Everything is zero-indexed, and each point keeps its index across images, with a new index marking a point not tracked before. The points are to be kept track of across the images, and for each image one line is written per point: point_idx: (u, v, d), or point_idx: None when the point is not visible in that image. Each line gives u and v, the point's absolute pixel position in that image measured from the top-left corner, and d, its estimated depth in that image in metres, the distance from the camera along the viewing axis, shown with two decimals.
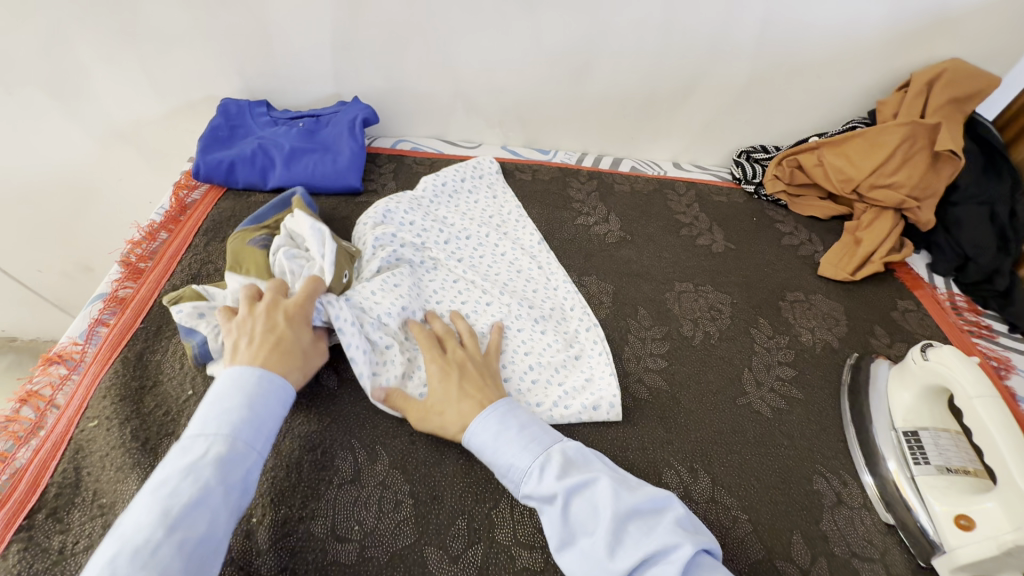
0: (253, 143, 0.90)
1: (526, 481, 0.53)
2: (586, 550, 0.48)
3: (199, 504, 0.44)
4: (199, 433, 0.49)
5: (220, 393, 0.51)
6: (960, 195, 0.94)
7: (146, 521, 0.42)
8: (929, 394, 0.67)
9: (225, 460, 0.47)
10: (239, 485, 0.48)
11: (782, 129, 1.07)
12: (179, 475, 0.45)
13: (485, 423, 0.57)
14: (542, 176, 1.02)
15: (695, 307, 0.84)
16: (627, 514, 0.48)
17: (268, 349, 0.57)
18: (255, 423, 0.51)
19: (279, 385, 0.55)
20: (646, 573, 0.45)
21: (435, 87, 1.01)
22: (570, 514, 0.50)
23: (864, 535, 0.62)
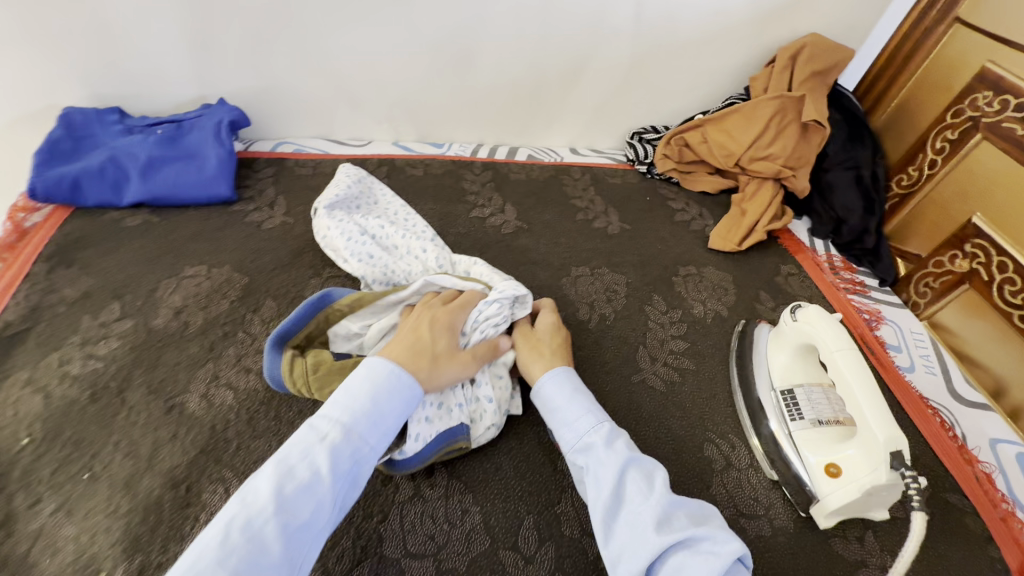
0: (102, 154, 0.81)
1: (588, 436, 0.55)
2: (633, 520, 0.49)
3: (309, 487, 0.44)
4: (325, 415, 0.49)
5: (350, 381, 0.51)
6: (830, 162, 1.00)
7: (265, 494, 0.42)
8: (801, 353, 0.70)
9: (337, 455, 0.46)
10: (349, 479, 0.47)
11: (669, 109, 1.10)
12: (299, 455, 0.45)
13: (558, 386, 0.60)
14: (435, 170, 0.99)
15: (591, 290, 0.85)
16: (675, 504, 0.50)
17: (408, 345, 0.56)
18: (372, 414, 0.50)
19: (408, 385, 0.53)
20: (682, 557, 0.46)
21: (311, 84, 0.95)
22: (625, 483, 0.51)
23: (751, 494, 0.64)
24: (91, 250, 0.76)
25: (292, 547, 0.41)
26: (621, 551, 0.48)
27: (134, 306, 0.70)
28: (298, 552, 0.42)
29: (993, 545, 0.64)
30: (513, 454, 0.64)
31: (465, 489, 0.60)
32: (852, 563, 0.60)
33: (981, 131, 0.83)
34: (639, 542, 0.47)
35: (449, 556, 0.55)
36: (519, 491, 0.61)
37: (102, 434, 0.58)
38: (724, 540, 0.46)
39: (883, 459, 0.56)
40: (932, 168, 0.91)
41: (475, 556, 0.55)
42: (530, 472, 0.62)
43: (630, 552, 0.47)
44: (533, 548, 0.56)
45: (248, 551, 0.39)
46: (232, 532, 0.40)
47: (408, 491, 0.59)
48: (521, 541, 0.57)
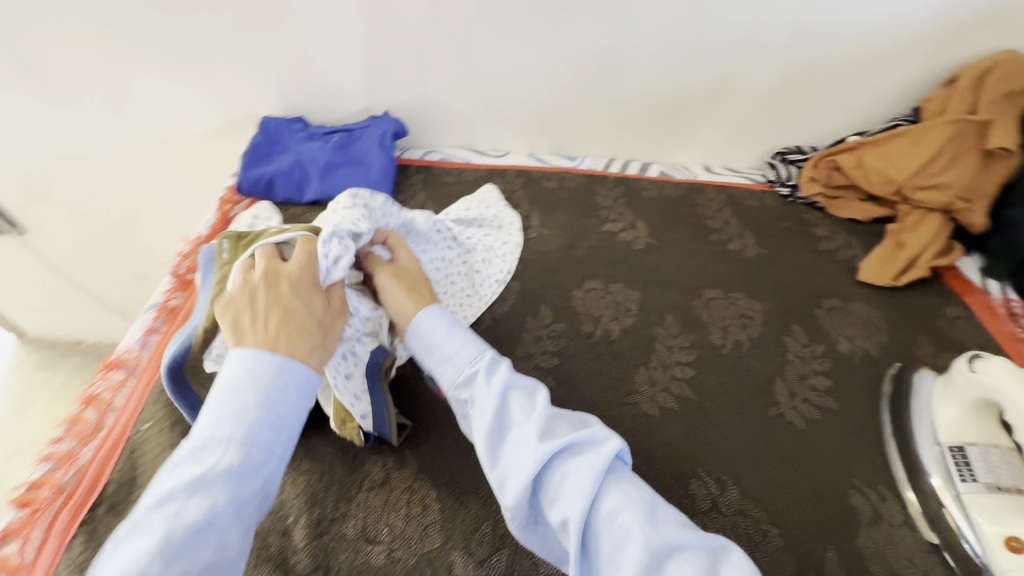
0: (291, 158, 0.94)
1: (464, 369, 0.56)
2: (516, 439, 0.51)
3: (209, 523, 0.40)
4: (225, 420, 0.45)
5: (219, 387, 0.47)
6: (1018, 195, 0.86)
7: (153, 543, 0.38)
8: (976, 408, 0.64)
9: (244, 458, 0.44)
10: (258, 495, 0.44)
11: (819, 129, 1.04)
12: (187, 488, 0.41)
13: (435, 319, 0.60)
14: (569, 183, 1.02)
15: (725, 315, 0.83)
16: (552, 416, 0.53)
17: (282, 323, 0.52)
18: (271, 424, 0.46)
19: (302, 376, 0.50)
20: (567, 470, 0.49)
21: (463, 99, 1.03)
22: (506, 404, 0.54)
23: (904, 553, 0.59)
24: None
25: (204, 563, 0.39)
26: (507, 469, 0.50)
27: None
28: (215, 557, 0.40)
29: None
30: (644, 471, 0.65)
31: None
32: None
33: None
34: (522, 456, 0.49)
35: None
36: None
37: None
38: (602, 440, 0.50)
39: None
40: None
41: None
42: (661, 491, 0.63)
43: (515, 464, 0.49)
44: None
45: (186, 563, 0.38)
46: None
47: None
48: None
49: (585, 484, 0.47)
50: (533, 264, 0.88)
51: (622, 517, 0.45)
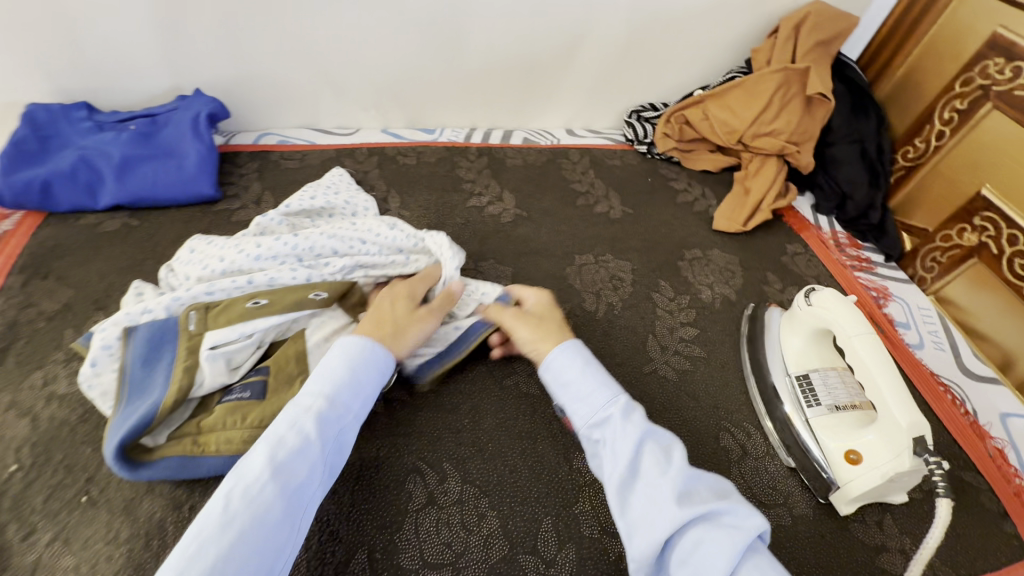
0: (72, 155, 0.76)
1: (606, 412, 0.53)
2: (651, 494, 0.47)
3: (300, 454, 0.45)
4: (306, 392, 0.50)
5: (328, 360, 0.52)
6: (835, 136, 0.97)
7: (259, 462, 0.43)
8: (815, 337, 0.69)
9: (330, 411, 0.49)
10: (334, 448, 0.48)
11: (669, 84, 1.06)
12: (286, 426, 0.46)
13: (568, 357, 0.58)
14: (428, 158, 0.95)
15: (597, 280, 0.82)
16: (692, 477, 0.49)
17: (371, 321, 0.57)
18: (352, 386, 0.51)
19: (382, 355, 0.54)
20: (701, 531, 0.45)
21: (292, 71, 0.89)
22: (640, 455, 0.50)
23: (769, 483, 0.63)
24: (70, 258, 0.72)
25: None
26: (638, 522, 0.47)
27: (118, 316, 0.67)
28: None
29: (1008, 521, 0.64)
30: (527, 454, 0.62)
31: (480, 493, 0.58)
32: (872, 548, 0.60)
33: (991, 99, 0.80)
34: (656, 514, 0.46)
35: (468, 564, 0.53)
36: (535, 492, 0.59)
37: (96, 456, 0.55)
38: (745, 515, 0.45)
39: (904, 446, 0.55)
40: (940, 139, 0.89)
41: (495, 562, 0.54)
42: (545, 472, 0.61)
43: (648, 524, 0.46)
44: (553, 551, 0.55)
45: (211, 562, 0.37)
46: (233, 500, 0.41)
47: (421, 497, 0.57)
48: (541, 546, 0.55)
49: (723, 556, 0.42)
50: None
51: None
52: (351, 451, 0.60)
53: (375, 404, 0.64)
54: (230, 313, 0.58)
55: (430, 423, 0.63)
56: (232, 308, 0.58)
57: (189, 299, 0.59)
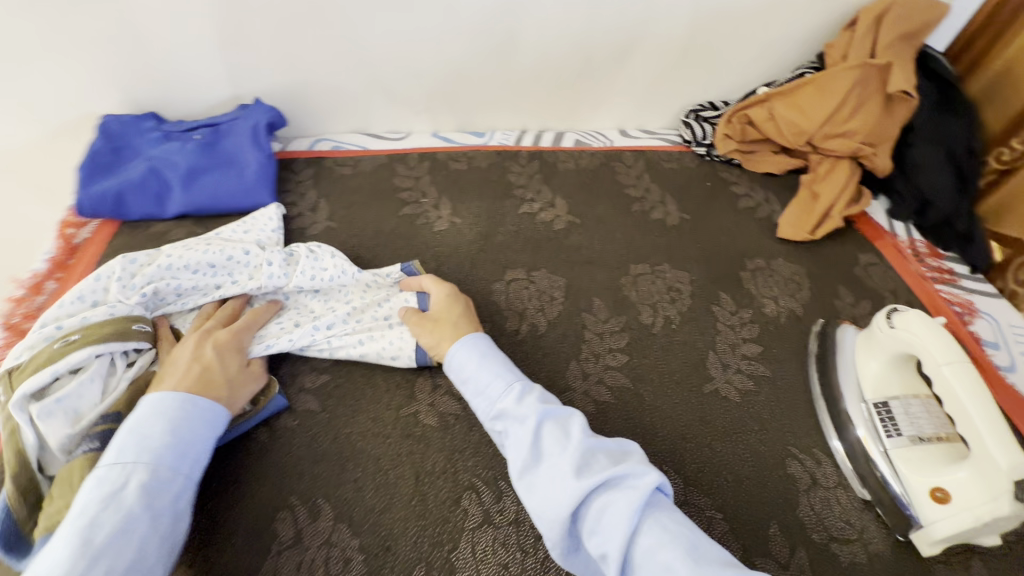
0: (142, 165, 0.79)
1: (501, 401, 0.56)
2: (552, 469, 0.49)
3: (123, 530, 0.43)
4: (116, 463, 0.47)
5: (137, 420, 0.50)
6: (918, 136, 0.89)
7: (95, 541, 0.42)
8: (897, 361, 0.64)
9: (152, 478, 0.47)
10: (170, 513, 0.47)
11: (730, 82, 1.00)
12: (100, 504, 0.44)
13: (470, 347, 0.61)
14: (478, 163, 0.93)
15: (653, 291, 0.79)
16: (593, 447, 0.51)
17: (198, 376, 0.56)
18: (175, 447, 0.50)
19: (207, 408, 0.54)
20: (603, 499, 0.47)
21: (347, 77, 0.90)
22: (541, 436, 0.52)
23: (841, 516, 0.60)
24: None
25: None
26: (541, 507, 0.48)
27: None
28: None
29: None
30: None
31: None
32: None
33: None
34: (558, 492, 0.48)
35: None
36: None
37: None
38: (641, 473, 0.48)
39: (1004, 489, 0.50)
40: None
41: None
42: None
43: (551, 502, 0.48)
44: None
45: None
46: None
47: (477, 515, 0.57)
48: None
49: (621, 519, 0.45)
50: (447, 260, 0.80)
51: (660, 554, 0.42)
52: (407, 465, 0.60)
53: (430, 418, 0.64)
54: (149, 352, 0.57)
55: (485, 439, 0.62)
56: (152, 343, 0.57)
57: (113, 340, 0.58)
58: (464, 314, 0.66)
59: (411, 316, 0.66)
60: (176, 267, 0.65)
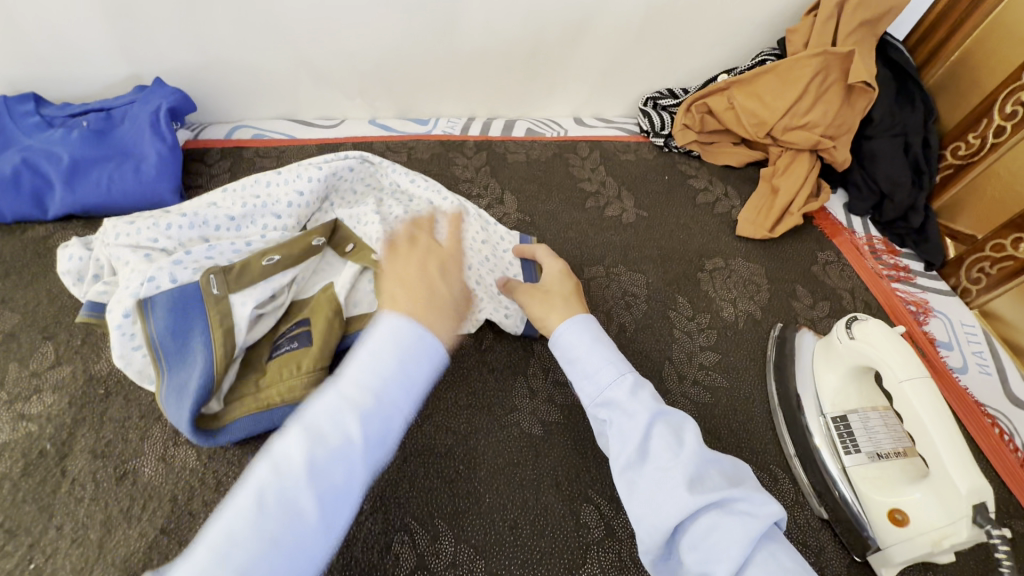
0: (15, 157, 0.67)
1: (610, 389, 0.50)
2: (661, 477, 0.44)
3: (342, 455, 0.37)
4: (351, 383, 0.40)
5: (376, 346, 0.41)
6: (875, 128, 0.87)
7: (297, 459, 0.36)
8: (856, 373, 0.61)
9: (374, 407, 0.39)
10: (381, 445, 0.39)
11: (688, 68, 0.95)
12: (327, 419, 0.38)
13: (579, 332, 0.55)
14: (420, 154, 0.85)
15: (607, 296, 0.74)
16: (709, 461, 0.46)
17: (425, 295, 0.48)
18: (405, 382, 0.41)
19: (427, 347, 0.42)
20: (714, 518, 0.42)
21: (265, 56, 0.79)
22: (650, 438, 0.46)
23: (799, 537, 0.57)
24: (14, 278, 0.63)
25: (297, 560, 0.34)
26: (646, 512, 0.44)
27: (69, 347, 0.59)
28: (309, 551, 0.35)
29: None
30: (528, 507, 0.55)
31: (476, 554, 0.52)
32: None
33: None
34: (665, 498, 0.43)
35: None
36: (538, 552, 0.53)
37: (40, 516, 0.49)
38: (760, 502, 0.42)
39: (963, 513, 0.48)
40: (998, 137, 0.79)
41: None
42: (549, 528, 0.54)
43: (656, 509, 0.43)
44: None
45: (277, 527, 0.34)
46: (266, 499, 0.34)
47: (409, 561, 0.51)
48: None
49: (734, 543, 0.40)
50: None
51: None
52: None
53: None
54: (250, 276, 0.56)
55: (421, 471, 0.56)
56: (250, 268, 0.56)
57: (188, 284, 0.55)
58: (574, 291, 0.62)
59: (521, 288, 0.62)
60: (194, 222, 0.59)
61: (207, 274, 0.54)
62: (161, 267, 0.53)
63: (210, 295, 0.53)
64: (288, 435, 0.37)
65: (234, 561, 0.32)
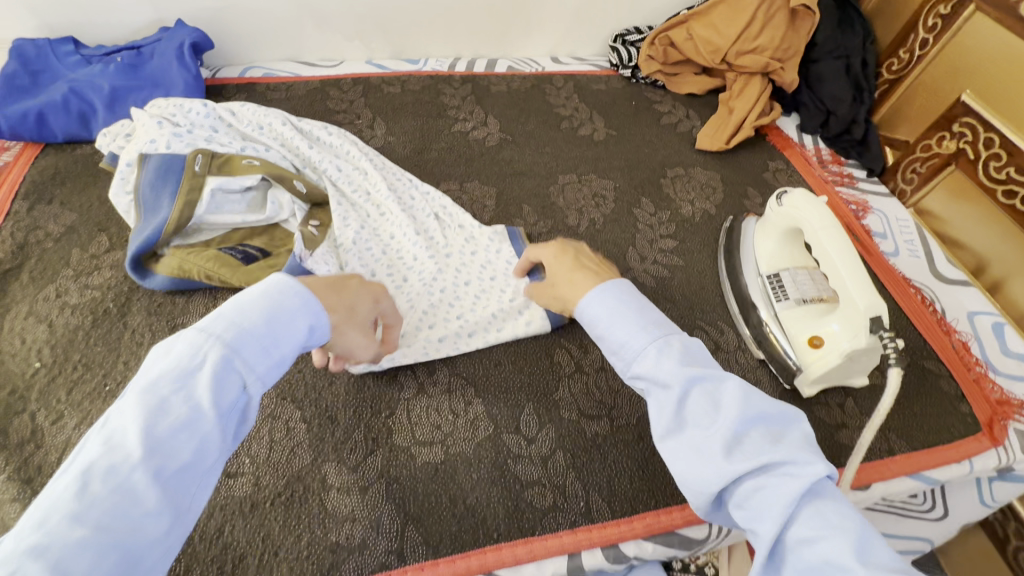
0: (63, 86, 0.78)
1: (641, 360, 0.47)
2: (699, 443, 0.41)
3: (189, 426, 0.36)
4: (201, 334, 0.39)
5: (241, 300, 0.42)
6: (819, 52, 0.97)
7: (134, 433, 0.34)
8: (788, 239, 0.72)
9: (225, 365, 0.39)
10: (235, 411, 0.39)
11: (653, 5, 1.04)
12: (171, 387, 0.36)
13: (606, 298, 0.52)
14: (412, 87, 0.95)
15: (579, 197, 0.85)
16: (752, 421, 0.41)
17: (332, 285, 0.50)
18: (264, 342, 0.41)
19: (301, 305, 0.44)
20: (759, 481, 0.39)
21: (272, 0, 0.89)
22: (687, 403, 0.43)
23: (738, 372, 0.68)
24: (69, 185, 0.74)
25: (147, 524, 0.32)
26: (686, 479, 0.42)
27: (121, 236, 0.70)
28: (160, 518, 0.33)
29: (964, 403, 0.70)
30: (511, 350, 0.66)
31: (467, 383, 0.63)
32: (833, 425, 0.64)
33: (975, 1, 0.80)
34: (704, 466, 0.40)
35: (456, 441, 0.59)
36: (518, 381, 0.64)
37: (110, 355, 0.60)
38: (803, 459, 0.38)
39: (862, 324, 0.59)
40: (923, 49, 0.89)
41: (481, 440, 0.59)
42: (527, 365, 0.65)
43: (698, 477, 0.41)
44: (534, 430, 0.60)
45: (130, 483, 0.32)
46: (92, 480, 0.31)
47: (412, 388, 0.62)
48: (522, 426, 0.60)
49: (779, 507, 0.37)
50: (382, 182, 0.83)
51: (820, 544, 0.35)
52: None
53: None
54: (234, 165, 0.68)
55: None
56: (235, 162, 0.68)
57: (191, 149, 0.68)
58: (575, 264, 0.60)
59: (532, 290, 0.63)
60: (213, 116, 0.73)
61: (194, 154, 0.66)
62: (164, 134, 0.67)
63: (191, 170, 0.65)
64: (118, 410, 0.35)
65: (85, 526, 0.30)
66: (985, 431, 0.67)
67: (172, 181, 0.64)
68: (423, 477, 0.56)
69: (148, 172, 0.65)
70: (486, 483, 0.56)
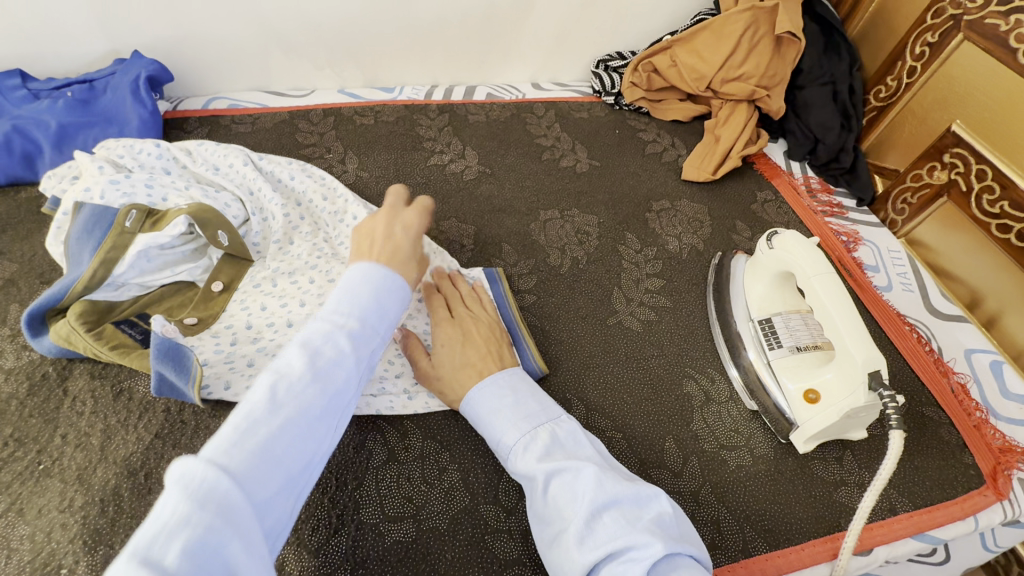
0: (7, 125, 0.73)
1: (516, 455, 0.51)
2: (562, 534, 0.45)
3: (338, 362, 0.37)
4: (337, 305, 0.39)
5: (357, 272, 0.41)
6: (807, 78, 0.94)
7: (300, 363, 0.35)
8: (780, 281, 0.68)
9: (359, 326, 0.39)
10: (368, 365, 0.40)
11: (634, 30, 1.01)
12: (322, 336, 0.37)
13: (481, 394, 0.55)
14: (386, 117, 0.91)
15: (562, 235, 0.81)
16: (605, 505, 0.45)
17: (449, 358, 0.60)
18: (383, 305, 0.41)
19: (398, 285, 0.42)
20: (611, 569, 0.42)
21: (236, 29, 0.85)
22: (551, 488, 0.48)
23: (731, 426, 0.64)
24: (12, 233, 0.69)
25: (303, 447, 0.34)
26: (554, 566, 0.46)
27: None
28: (307, 450, 0.34)
29: (966, 453, 0.66)
30: None
31: (441, 447, 0.59)
32: (832, 484, 0.61)
33: (962, 30, 0.78)
34: (566, 560, 0.44)
35: (429, 515, 0.54)
36: None
37: (46, 427, 0.55)
38: (643, 545, 0.41)
39: (860, 380, 0.56)
40: (911, 77, 0.86)
41: (456, 513, 0.54)
42: None
43: (560, 564, 0.45)
44: (514, 500, 0.56)
45: (296, 414, 0.34)
46: (276, 395, 0.33)
47: (381, 455, 0.57)
48: (501, 495, 0.56)
49: None
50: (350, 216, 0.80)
51: None
52: None
53: None
54: (167, 218, 0.62)
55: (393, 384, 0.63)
56: (168, 216, 0.62)
57: (136, 197, 0.63)
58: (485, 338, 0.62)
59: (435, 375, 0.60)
60: (165, 156, 0.70)
61: (128, 208, 0.61)
62: (99, 183, 0.62)
63: (121, 227, 0.60)
64: (286, 350, 0.36)
65: (258, 438, 0.32)
66: (989, 484, 0.64)
67: (99, 236, 0.60)
68: (392, 560, 0.51)
69: (80, 222, 0.61)
70: (462, 563, 0.52)
